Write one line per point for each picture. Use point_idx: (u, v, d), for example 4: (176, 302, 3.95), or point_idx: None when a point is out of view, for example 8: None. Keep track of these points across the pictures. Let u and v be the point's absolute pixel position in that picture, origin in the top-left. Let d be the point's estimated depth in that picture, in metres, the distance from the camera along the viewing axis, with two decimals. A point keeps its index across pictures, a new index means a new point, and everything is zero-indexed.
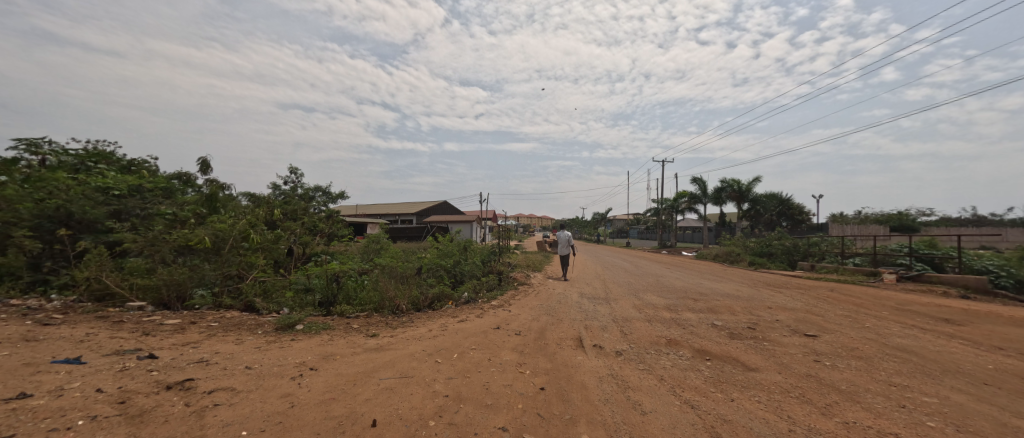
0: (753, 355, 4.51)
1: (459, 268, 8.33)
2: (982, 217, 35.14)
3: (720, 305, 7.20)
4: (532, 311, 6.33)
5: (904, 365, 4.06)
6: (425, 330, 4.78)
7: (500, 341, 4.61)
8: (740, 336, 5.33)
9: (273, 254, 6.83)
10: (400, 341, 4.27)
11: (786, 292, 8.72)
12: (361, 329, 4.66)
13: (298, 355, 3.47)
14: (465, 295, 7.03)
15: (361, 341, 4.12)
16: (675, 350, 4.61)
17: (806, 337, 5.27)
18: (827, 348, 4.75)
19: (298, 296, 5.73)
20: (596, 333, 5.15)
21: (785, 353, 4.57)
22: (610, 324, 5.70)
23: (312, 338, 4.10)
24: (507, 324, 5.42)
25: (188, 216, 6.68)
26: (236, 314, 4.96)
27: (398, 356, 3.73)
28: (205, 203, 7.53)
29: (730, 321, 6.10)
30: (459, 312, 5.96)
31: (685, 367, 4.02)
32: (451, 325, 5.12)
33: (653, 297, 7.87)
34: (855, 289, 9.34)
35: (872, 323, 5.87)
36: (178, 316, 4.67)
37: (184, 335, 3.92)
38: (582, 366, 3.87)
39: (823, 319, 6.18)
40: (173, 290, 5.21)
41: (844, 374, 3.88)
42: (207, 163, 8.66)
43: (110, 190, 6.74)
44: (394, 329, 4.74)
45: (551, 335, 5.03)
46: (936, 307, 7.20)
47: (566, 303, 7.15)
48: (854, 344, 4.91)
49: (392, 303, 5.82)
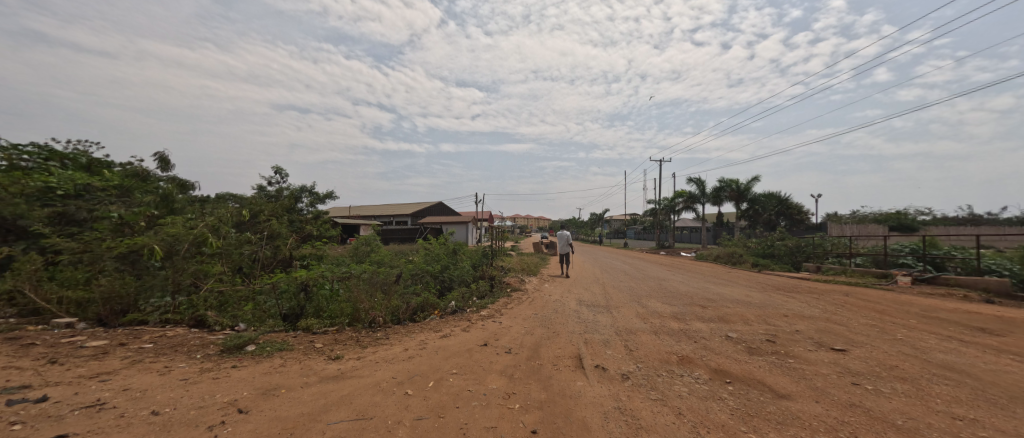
0: (780, 376, 3.87)
1: (447, 273, 7.64)
2: (977, 215, 35.06)
3: (732, 313, 6.59)
4: (526, 323, 5.67)
5: (961, 391, 3.46)
6: (401, 349, 4.10)
7: (487, 362, 3.96)
8: (759, 351, 4.71)
9: (238, 259, 6.12)
10: (367, 364, 3.59)
11: (799, 297, 8.12)
12: (323, 350, 3.95)
13: (231, 391, 2.79)
14: (452, 304, 6.38)
15: (319, 366, 3.44)
16: (690, 371, 3.97)
17: (835, 352, 4.66)
18: (862, 367, 4.13)
19: (259, 308, 5.09)
20: (598, 350, 4.51)
21: (816, 374, 3.94)
22: (612, 338, 5.05)
23: (259, 363, 3.42)
24: (496, 340, 4.76)
25: (139, 218, 5.96)
26: (180, 332, 4.27)
27: (357, 387, 3.06)
28: (161, 205, 6.80)
29: (746, 332, 5.47)
30: (442, 325, 5.30)
31: (705, 395, 3.37)
32: (431, 342, 4.46)
33: (658, 305, 7.25)
34: (870, 293, 8.71)
35: (904, 335, 5.27)
36: (107, 336, 3.99)
37: (101, 362, 3.24)
38: (583, 396, 3.21)
39: (847, 330, 5.58)
40: (114, 304, 4.58)
41: (894, 403, 3.26)
42: (167, 159, 7.94)
43: (52, 190, 6.04)
44: (363, 349, 4.04)
45: (546, 353, 4.38)
46: (963, 314, 6.61)
47: (563, 312, 6.50)
48: (890, 361, 4.31)
49: (367, 315, 5.16)
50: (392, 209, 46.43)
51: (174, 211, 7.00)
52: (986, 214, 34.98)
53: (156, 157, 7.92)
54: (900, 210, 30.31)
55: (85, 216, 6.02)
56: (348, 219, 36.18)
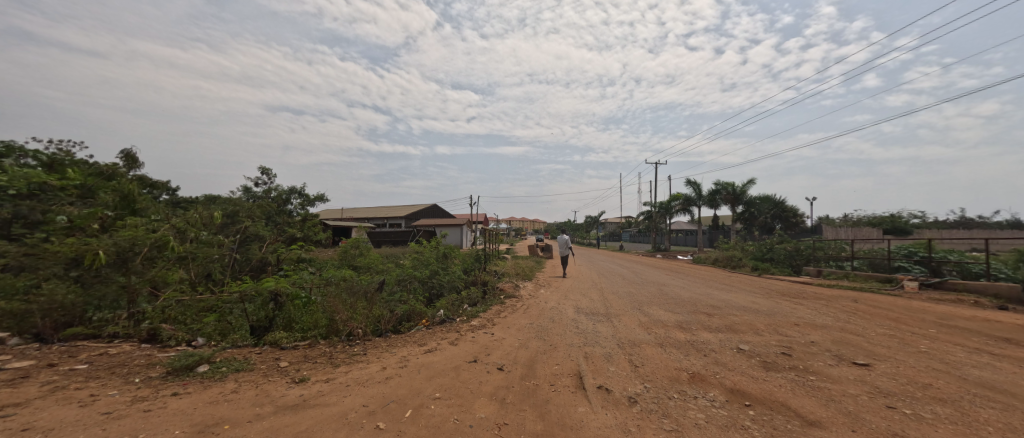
0: (805, 398, 3.44)
1: (436, 279, 7.16)
2: (969, 219, 35.30)
3: (740, 322, 6.18)
4: (520, 334, 5.21)
5: (1012, 417, 3.05)
6: (378, 368, 3.60)
7: (476, 383, 3.49)
8: (776, 367, 4.28)
9: (206, 263, 5.58)
10: (336, 388, 3.09)
11: (808, 304, 7.73)
12: (288, 370, 3.44)
13: (159, 429, 2.28)
14: (440, 314, 5.92)
15: (278, 392, 2.94)
16: (703, 392, 3.54)
17: (858, 367, 4.25)
18: (892, 385, 3.72)
19: (223, 320, 4.59)
20: (600, 367, 4.06)
21: (844, 395, 3.52)
22: (615, 352, 4.59)
23: (207, 389, 2.91)
24: (487, 355, 4.28)
25: (94, 219, 5.39)
26: (126, 349, 3.76)
27: (318, 420, 2.56)
28: (121, 205, 6.19)
29: (758, 344, 5.06)
30: (428, 337, 4.83)
31: (726, 424, 2.92)
32: (414, 358, 3.97)
33: (661, 313, 6.82)
34: (879, 299, 8.37)
35: (928, 347, 4.88)
36: (38, 355, 3.46)
37: (15, 390, 2.73)
38: (586, 427, 2.76)
39: (865, 341, 5.19)
40: (55, 316, 4.06)
41: (940, 432, 2.85)
42: (133, 155, 7.35)
43: (4, 188, 5.37)
44: (334, 368, 3.53)
45: (542, 370, 3.93)
46: (982, 322, 6.24)
47: (560, 322, 6.06)
48: (921, 377, 3.91)
49: (345, 327, 4.68)
50: (387, 210, 46.16)
51: (136, 212, 6.40)
52: (977, 218, 35.24)
53: (122, 154, 7.37)
54: (892, 213, 30.37)
55: (38, 218, 5.44)
56: (342, 219, 42.08)
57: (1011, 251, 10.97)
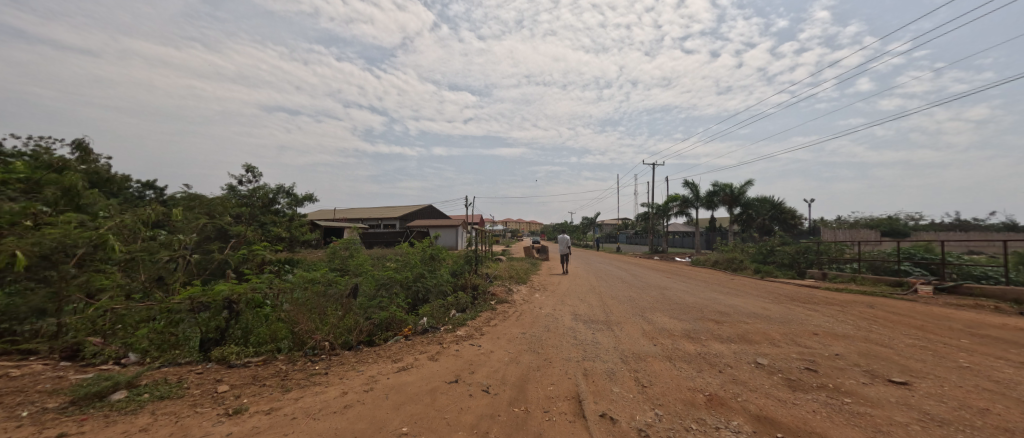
0: (848, 429, 2.88)
1: (421, 283, 6.50)
2: (965, 220, 35.23)
3: (751, 330, 5.65)
4: (511, 347, 4.61)
5: None
6: (337, 394, 3.00)
7: (454, 411, 2.90)
8: (803, 386, 3.73)
9: (157, 267, 4.95)
10: (279, 423, 2.49)
11: (822, 310, 7.19)
12: (224, 396, 2.83)
13: None
14: (422, 322, 5.32)
15: (200, 431, 2.32)
16: (726, 421, 2.97)
17: (897, 387, 3.70)
18: (943, 411, 3.18)
19: (166, 332, 4.03)
20: (602, 387, 3.48)
21: (892, 424, 2.96)
22: (618, 368, 4.02)
23: (109, 427, 2.30)
24: (471, 374, 3.68)
25: (25, 215, 4.73)
26: (38, 370, 3.18)
27: None
28: (63, 199, 5.49)
29: (777, 358, 4.51)
30: (405, 351, 4.24)
31: None
32: (383, 379, 3.37)
33: (665, 320, 6.25)
34: (895, 304, 7.84)
35: (968, 361, 4.35)
36: None
37: None
38: None
39: (894, 353, 4.66)
40: None
41: None
42: (87, 146, 6.64)
43: None
44: (283, 394, 2.93)
45: (535, 393, 3.34)
46: (1016, 331, 5.72)
47: (556, 331, 5.49)
48: (973, 400, 3.36)
49: (306, 340, 4.11)
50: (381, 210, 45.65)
51: (82, 208, 5.75)
52: (973, 220, 35.15)
53: (74, 144, 6.66)
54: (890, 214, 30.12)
55: None
56: (336, 219, 42.14)
57: (1017, 252, 10.58)
